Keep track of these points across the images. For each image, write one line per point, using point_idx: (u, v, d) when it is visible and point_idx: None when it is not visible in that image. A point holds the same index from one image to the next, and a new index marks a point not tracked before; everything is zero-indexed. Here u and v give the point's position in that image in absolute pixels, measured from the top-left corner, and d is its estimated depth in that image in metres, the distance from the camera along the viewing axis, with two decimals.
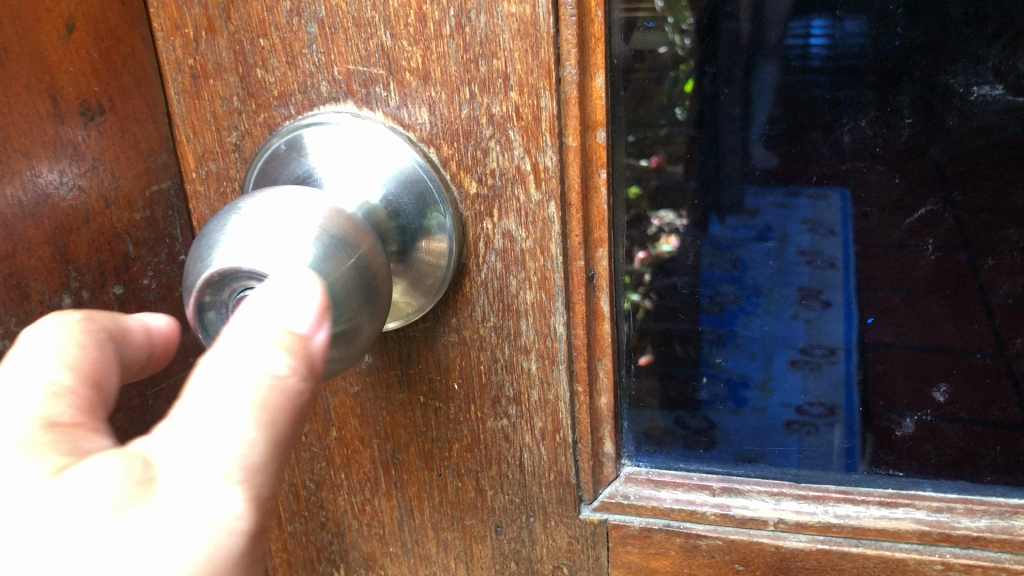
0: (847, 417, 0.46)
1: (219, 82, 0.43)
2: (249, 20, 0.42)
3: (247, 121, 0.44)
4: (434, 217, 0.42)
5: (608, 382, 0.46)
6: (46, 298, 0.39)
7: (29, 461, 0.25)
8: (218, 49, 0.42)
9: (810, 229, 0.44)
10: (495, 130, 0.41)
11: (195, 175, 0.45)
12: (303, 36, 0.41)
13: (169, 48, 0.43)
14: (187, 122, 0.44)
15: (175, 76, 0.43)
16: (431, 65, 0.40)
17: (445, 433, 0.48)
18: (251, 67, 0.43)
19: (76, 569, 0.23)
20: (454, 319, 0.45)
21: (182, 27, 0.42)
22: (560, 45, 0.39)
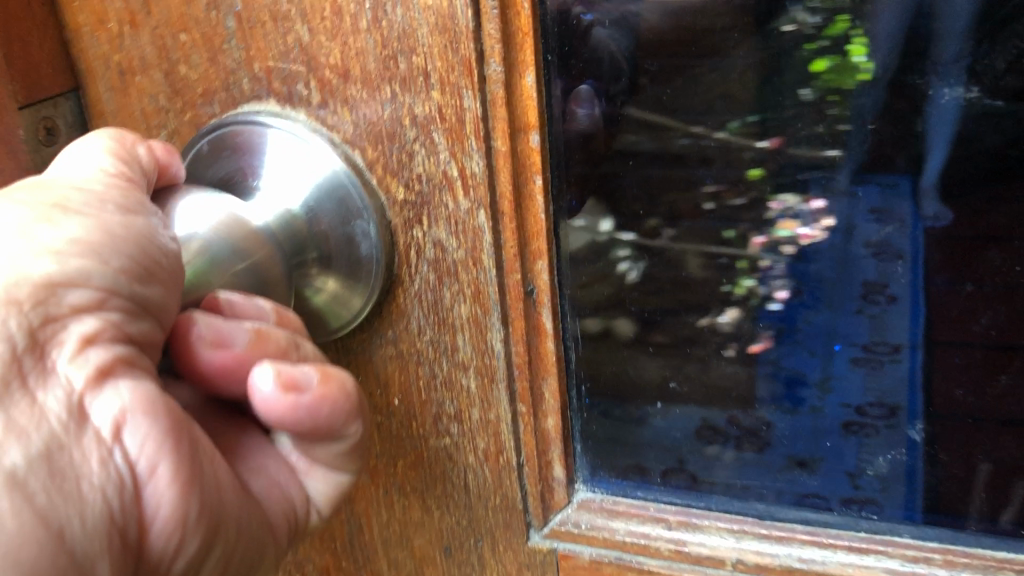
0: (909, 417, 0.44)
1: (145, 79, 0.42)
2: (169, 14, 0.40)
3: (174, 120, 0.42)
4: (357, 224, 0.40)
5: (556, 404, 0.42)
6: None
7: None
8: (142, 44, 0.41)
9: (878, 219, 0.44)
10: (419, 132, 0.38)
11: None
12: (222, 31, 0.39)
13: (96, 43, 0.41)
14: (118, 120, 0.43)
15: (104, 73, 0.42)
16: (350, 62, 0.37)
17: (389, 450, 0.45)
18: (174, 63, 0.41)
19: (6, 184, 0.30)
20: (390, 331, 0.42)
21: (106, 21, 0.41)
22: (481, 40, 0.35)
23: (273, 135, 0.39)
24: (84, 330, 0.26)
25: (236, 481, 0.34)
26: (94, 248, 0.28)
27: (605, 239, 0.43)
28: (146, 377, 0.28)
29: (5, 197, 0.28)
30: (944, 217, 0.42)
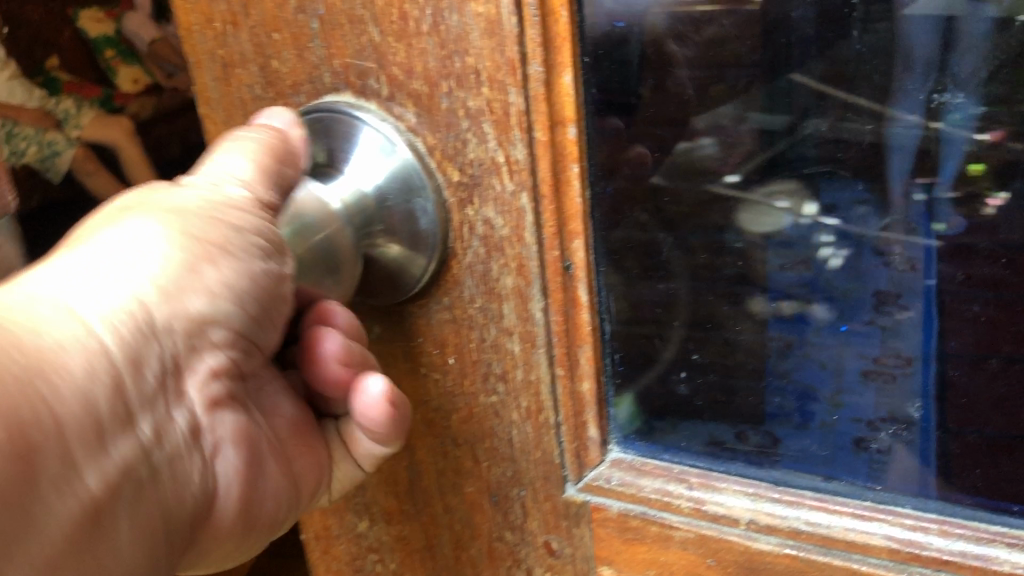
0: (921, 433, 0.47)
1: (244, 71, 0.48)
2: (265, 16, 0.46)
3: (267, 107, 0.48)
4: (417, 202, 0.45)
5: (590, 369, 0.47)
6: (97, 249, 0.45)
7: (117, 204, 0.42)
8: (242, 41, 0.47)
9: (886, 263, 0.51)
10: (471, 122, 0.43)
11: None
12: (307, 31, 0.45)
13: (204, 40, 0.48)
14: (221, 106, 0.50)
15: (210, 65, 0.49)
16: (414, 60, 0.43)
17: (445, 404, 0.51)
18: (268, 58, 0.47)
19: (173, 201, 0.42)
20: (446, 298, 0.48)
21: (213, 21, 0.47)
22: (523, 43, 0.40)
23: (349, 123, 0.45)
24: (204, 361, 0.40)
25: (280, 472, 0.46)
26: (228, 293, 0.41)
27: (807, 222, 0.51)
28: (242, 398, 0.43)
29: (172, 229, 0.40)
30: (958, 226, 0.48)
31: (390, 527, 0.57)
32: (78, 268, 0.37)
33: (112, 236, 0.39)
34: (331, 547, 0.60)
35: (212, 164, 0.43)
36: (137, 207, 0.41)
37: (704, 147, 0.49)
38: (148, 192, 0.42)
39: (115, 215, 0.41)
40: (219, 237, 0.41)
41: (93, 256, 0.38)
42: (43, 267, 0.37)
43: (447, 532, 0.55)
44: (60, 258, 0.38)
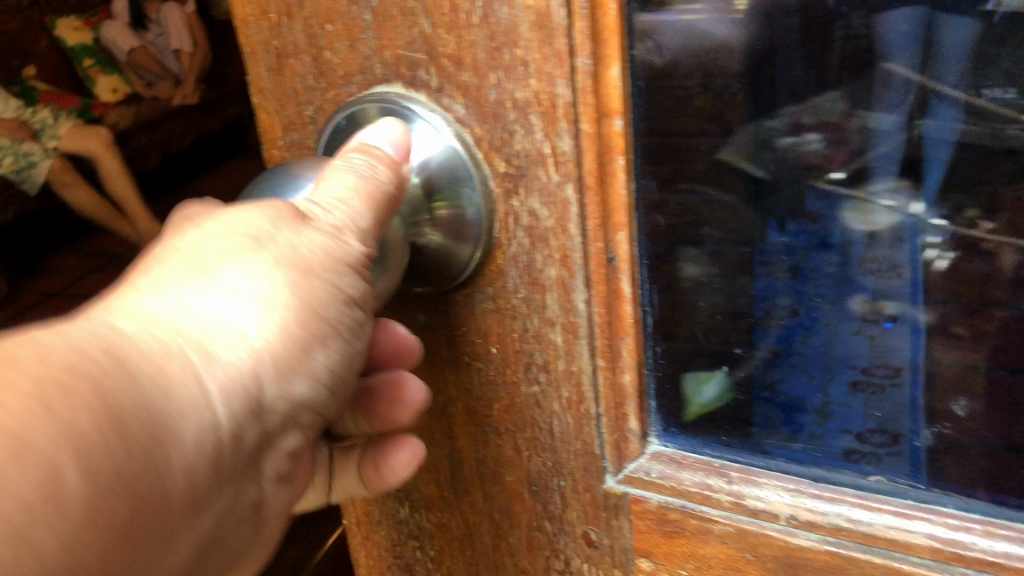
0: (910, 446, 0.47)
1: (297, 62, 0.49)
2: (318, 8, 0.47)
3: (319, 97, 0.49)
4: (464, 192, 0.46)
5: (632, 361, 0.47)
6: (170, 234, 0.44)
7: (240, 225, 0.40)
8: (296, 32, 0.48)
9: (874, 272, 0.51)
10: (519, 114, 0.43)
11: (280, 143, 0.52)
12: (360, 23, 0.46)
13: (259, 30, 0.49)
14: (275, 95, 0.51)
15: (264, 55, 0.50)
16: (463, 52, 0.43)
17: (487, 393, 0.51)
18: (321, 49, 0.48)
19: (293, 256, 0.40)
20: (490, 288, 0.48)
21: (267, 12, 0.48)
22: (572, 36, 0.41)
23: (399, 112, 0.46)
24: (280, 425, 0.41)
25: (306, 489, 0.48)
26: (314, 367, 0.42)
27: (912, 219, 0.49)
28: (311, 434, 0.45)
29: (282, 301, 0.40)
30: (943, 230, 0.48)
31: (430, 514, 0.58)
32: (203, 338, 0.37)
33: (236, 281, 0.39)
34: (372, 531, 0.61)
35: (330, 197, 0.42)
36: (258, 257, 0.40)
37: (810, 143, 0.48)
38: (282, 225, 0.40)
39: (244, 250, 0.40)
40: (329, 314, 0.42)
41: (217, 308, 0.38)
42: (169, 301, 0.37)
43: (486, 520, 0.55)
44: (187, 297, 0.37)
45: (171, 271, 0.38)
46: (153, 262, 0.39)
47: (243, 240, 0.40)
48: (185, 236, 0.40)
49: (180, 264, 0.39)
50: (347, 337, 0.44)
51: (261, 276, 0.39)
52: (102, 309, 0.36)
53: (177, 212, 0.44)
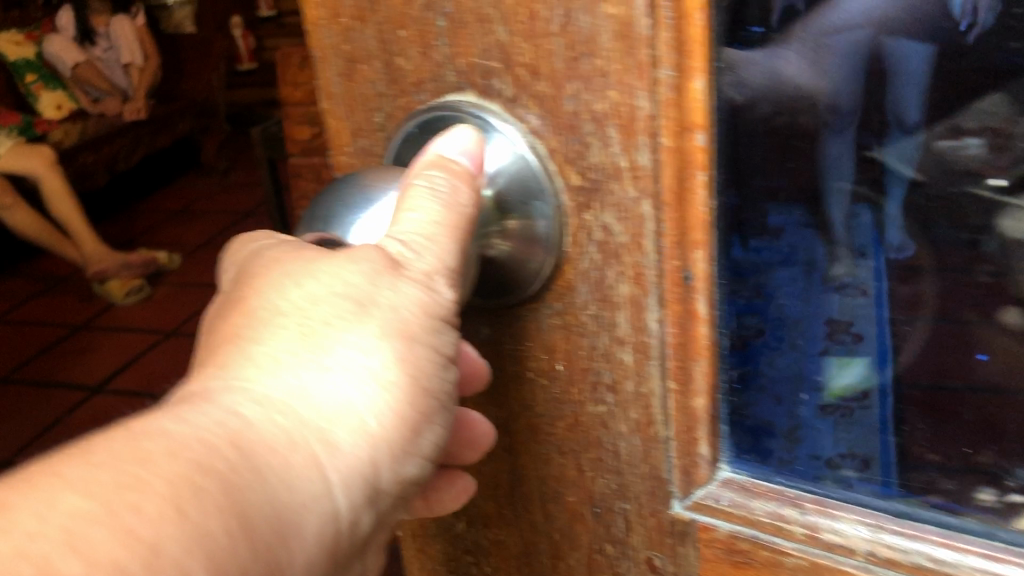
0: (882, 469, 0.46)
1: (367, 67, 0.48)
2: (391, 13, 0.46)
3: (389, 104, 0.48)
4: (536, 205, 0.45)
5: (705, 385, 0.46)
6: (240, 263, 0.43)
7: (342, 287, 0.39)
8: (367, 37, 0.47)
9: (842, 293, 0.48)
10: (596, 126, 0.42)
11: (349, 149, 0.51)
12: (434, 29, 0.45)
13: (330, 35, 0.49)
14: (344, 101, 0.50)
15: (335, 60, 0.49)
16: (540, 61, 0.42)
17: (551, 411, 0.50)
18: (393, 55, 0.47)
19: (397, 319, 0.40)
20: (558, 303, 0.47)
21: (339, 17, 0.48)
22: (655, 47, 0.39)
23: (472, 121, 0.45)
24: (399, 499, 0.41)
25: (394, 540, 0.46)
26: (424, 438, 0.41)
27: None
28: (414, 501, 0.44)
29: (393, 373, 0.39)
30: (907, 250, 0.44)
31: (487, 531, 0.57)
32: (313, 417, 0.36)
33: (345, 354, 0.38)
34: (427, 544, 0.60)
35: (416, 232, 0.41)
36: (364, 327, 0.39)
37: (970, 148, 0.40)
38: (381, 285, 0.39)
39: (350, 316, 0.38)
40: (434, 383, 0.41)
41: (332, 390, 0.37)
42: (282, 384, 0.36)
43: (545, 540, 0.54)
44: (300, 378, 0.37)
45: (275, 342, 0.37)
46: (262, 330, 0.38)
47: (348, 307, 0.38)
48: (279, 289, 0.39)
49: (285, 332, 0.38)
50: (451, 401, 0.43)
51: (368, 347, 0.39)
52: (219, 390, 0.35)
53: (260, 251, 0.43)
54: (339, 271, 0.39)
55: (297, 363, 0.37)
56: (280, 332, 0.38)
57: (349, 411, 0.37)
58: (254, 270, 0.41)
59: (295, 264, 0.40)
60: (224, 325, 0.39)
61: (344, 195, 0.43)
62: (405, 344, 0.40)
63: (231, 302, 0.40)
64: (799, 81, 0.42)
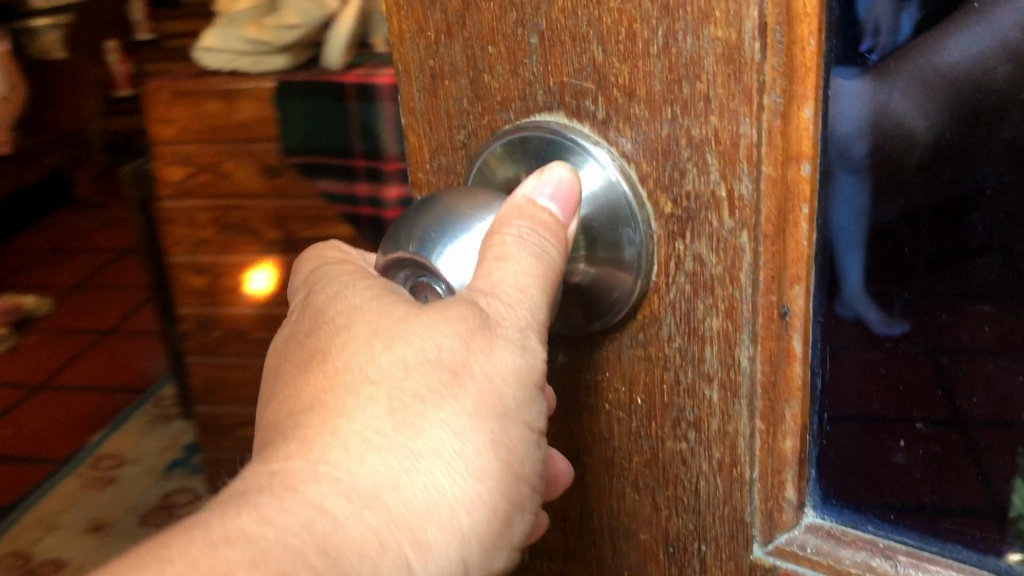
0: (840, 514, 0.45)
1: (452, 84, 0.47)
2: (481, 28, 0.44)
3: (473, 122, 0.47)
4: (625, 232, 0.43)
5: (796, 427, 0.43)
6: (312, 294, 0.44)
7: (432, 363, 0.39)
8: (454, 53, 0.46)
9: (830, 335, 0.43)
10: (694, 152, 0.40)
11: (428, 166, 0.50)
12: (525, 46, 0.43)
13: (414, 49, 0.47)
14: (425, 118, 0.49)
15: (418, 75, 0.48)
16: (637, 83, 0.40)
17: (627, 445, 0.48)
18: (480, 72, 0.45)
19: (492, 400, 0.40)
20: (641, 334, 0.45)
21: (425, 31, 0.46)
22: (764, 72, 0.37)
23: (561, 142, 0.43)
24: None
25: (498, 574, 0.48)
26: (517, 516, 0.41)
27: None
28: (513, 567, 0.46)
29: (484, 455, 0.39)
30: (897, 327, 0.43)
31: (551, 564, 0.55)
32: (400, 508, 0.37)
33: (438, 435, 0.38)
34: None
35: (512, 283, 0.40)
36: (455, 406, 0.39)
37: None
38: (477, 352, 0.40)
39: (442, 391, 0.39)
40: (524, 468, 0.41)
41: (425, 481, 0.38)
42: (373, 474, 0.37)
43: None
44: (391, 468, 0.37)
45: (366, 418, 0.38)
46: (350, 402, 0.38)
47: (439, 383, 0.39)
48: (370, 354, 0.39)
49: (376, 407, 0.38)
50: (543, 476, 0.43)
51: (460, 428, 0.39)
52: (307, 481, 0.36)
53: (333, 288, 0.43)
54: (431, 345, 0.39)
55: (387, 444, 0.37)
56: (374, 408, 0.38)
57: (438, 496, 0.38)
58: (337, 322, 0.41)
59: (385, 322, 0.40)
60: (308, 386, 0.39)
61: (431, 218, 0.40)
62: (497, 422, 0.40)
63: (318, 356, 0.40)
64: (903, 119, 0.40)
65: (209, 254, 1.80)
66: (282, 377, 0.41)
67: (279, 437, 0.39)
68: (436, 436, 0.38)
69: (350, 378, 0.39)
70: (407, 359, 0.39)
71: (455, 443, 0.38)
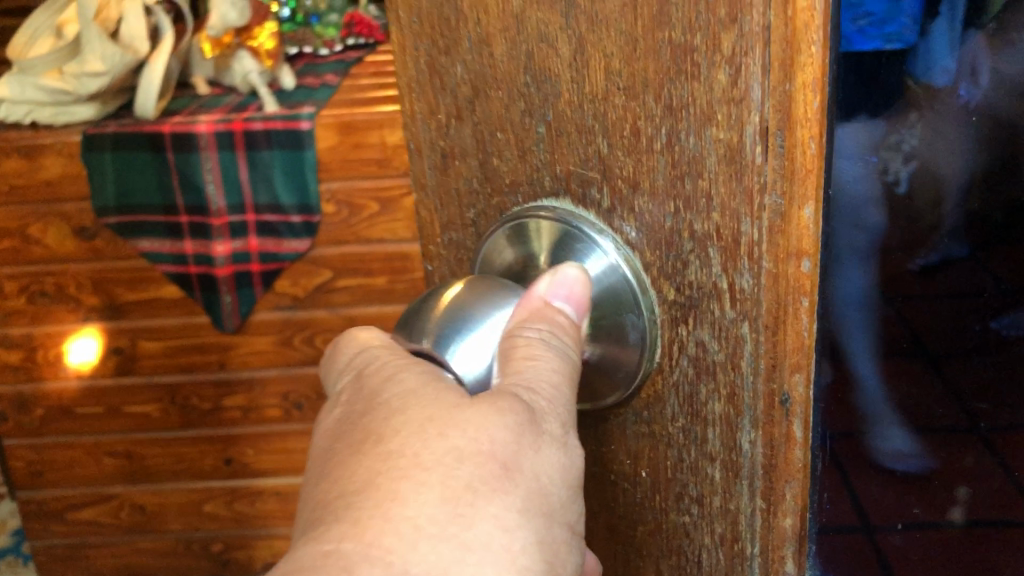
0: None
1: (463, 164, 0.49)
2: (490, 115, 0.46)
3: (482, 202, 0.50)
4: (629, 316, 0.44)
5: (797, 506, 0.42)
6: (365, 377, 0.43)
7: (486, 453, 0.38)
8: (465, 135, 0.48)
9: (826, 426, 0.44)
10: (696, 245, 0.40)
11: (440, 241, 0.54)
12: (532, 134, 0.45)
13: (426, 130, 0.51)
14: (437, 194, 0.52)
15: (431, 154, 0.51)
16: (641, 177, 0.41)
17: (631, 514, 0.49)
18: (489, 155, 0.48)
19: (534, 495, 0.39)
20: (645, 412, 0.46)
21: (437, 114, 0.49)
22: (765, 173, 0.37)
23: (568, 228, 0.45)
24: None
25: None
26: None
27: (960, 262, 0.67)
28: None
29: (531, 551, 0.38)
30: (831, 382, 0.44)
31: None
32: None
33: (488, 529, 0.37)
34: None
35: (544, 379, 0.42)
36: (504, 502, 0.38)
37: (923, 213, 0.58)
38: (526, 448, 0.40)
39: (495, 485, 0.38)
40: (569, 570, 0.41)
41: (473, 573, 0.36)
42: (424, 562, 0.35)
43: None
44: (442, 557, 0.35)
45: (419, 504, 0.36)
46: (403, 485, 0.36)
47: (491, 476, 0.38)
48: (423, 439, 0.38)
49: (428, 494, 0.36)
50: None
51: (505, 523, 0.37)
52: (360, 563, 0.34)
53: (385, 375, 0.42)
54: (490, 434, 0.38)
55: (440, 530, 0.36)
56: (428, 494, 0.36)
57: None
58: (393, 404, 0.40)
59: (440, 408, 0.39)
60: (362, 468, 0.37)
61: (453, 311, 0.44)
62: (542, 521, 0.39)
63: (372, 438, 0.39)
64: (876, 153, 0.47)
65: (27, 325, 1.71)
66: (335, 457, 0.39)
67: (324, 520, 0.36)
68: (488, 531, 0.37)
69: (402, 462, 0.37)
70: (467, 444, 0.38)
71: (502, 540, 0.37)
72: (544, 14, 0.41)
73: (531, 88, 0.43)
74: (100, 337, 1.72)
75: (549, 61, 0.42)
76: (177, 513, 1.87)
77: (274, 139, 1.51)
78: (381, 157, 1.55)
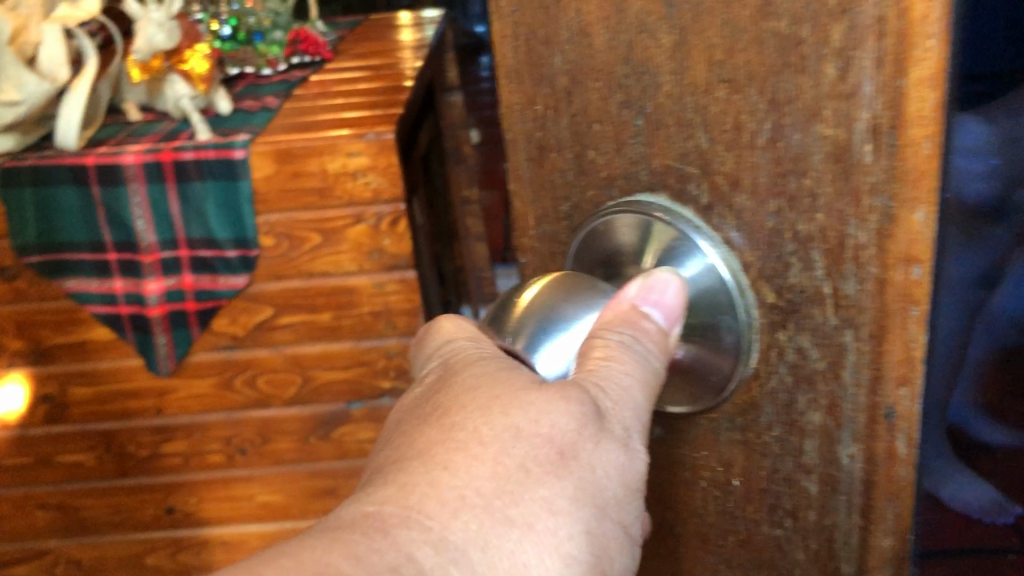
0: None
1: (558, 156, 0.49)
2: (586, 106, 0.45)
3: (577, 196, 0.49)
4: (724, 318, 0.42)
5: (900, 527, 0.38)
6: (444, 358, 0.42)
7: (545, 436, 0.37)
8: (561, 128, 0.47)
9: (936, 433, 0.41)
10: (799, 246, 0.38)
11: (532, 234, 0.53)
12: (630, 125, 0.43)
13: (524, 120, 0.50)
14: (531, 185, 0.51)
15: (525, 145, 0.50)
16: (743, 173, 0.39)
17: (722, 524, 0.47)
18: (587, 148, 0.47)
19: (590, 486, 0.37)
20: (740, 418, 0.44)
21: (535, 104, 0.48)
22: (875, 174, 0.34)
23: (662, 226, 0.43)
24: None
25: None
26: None
27: None
28: None
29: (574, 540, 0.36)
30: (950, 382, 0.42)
31: None
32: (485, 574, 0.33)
33: (534, 510, 0.35)
34: None
35: (616, 381, 0.39)
36: (552, 486, 0.36)
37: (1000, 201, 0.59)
38: (587, 439, 0.38)
39: (547, 468, 0.36)
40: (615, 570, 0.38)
41: (513, 549, 0.34)
42: (467, 531, 0.34)
43: None
44: (483, 527, 0.34)
45: (470, 476, 0.35)
46: (457, 457, 0.35)
47: (545, 458, 0.37)
48: (487, 416, 0.37)
49: (480, 468, 0.35)
50: None
51: (554, 507, 0.36)
52: (399, 525, 0.33)
53: (462, 357, 0.41)
54: (551, 418, 0.37)
55: (484, 501, 0.35)
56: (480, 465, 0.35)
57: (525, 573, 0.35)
58: (468, 382, 0.39)
59: (508, 388, 0.38)
60: (423, 437, 0.37)
61: (538, 312, 0.41)
62: (590, 514, 0.37)
63: (439, 411, 0.38)
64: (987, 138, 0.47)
65: None
66: (406, 427, 0.39)
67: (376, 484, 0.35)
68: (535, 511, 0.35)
69: (464, 434, 0.36)
70: (528, 425, 0.37)
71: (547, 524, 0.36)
72: (646, 3, 0.40)
73: (632, 79, 0.42)
74: (27, 384, 1.59)
75: (650, 52, 0.41)
76: (116, 565, 1.77)
77: (205, 168, 1.36)
78: (321, 185, 1.39)
